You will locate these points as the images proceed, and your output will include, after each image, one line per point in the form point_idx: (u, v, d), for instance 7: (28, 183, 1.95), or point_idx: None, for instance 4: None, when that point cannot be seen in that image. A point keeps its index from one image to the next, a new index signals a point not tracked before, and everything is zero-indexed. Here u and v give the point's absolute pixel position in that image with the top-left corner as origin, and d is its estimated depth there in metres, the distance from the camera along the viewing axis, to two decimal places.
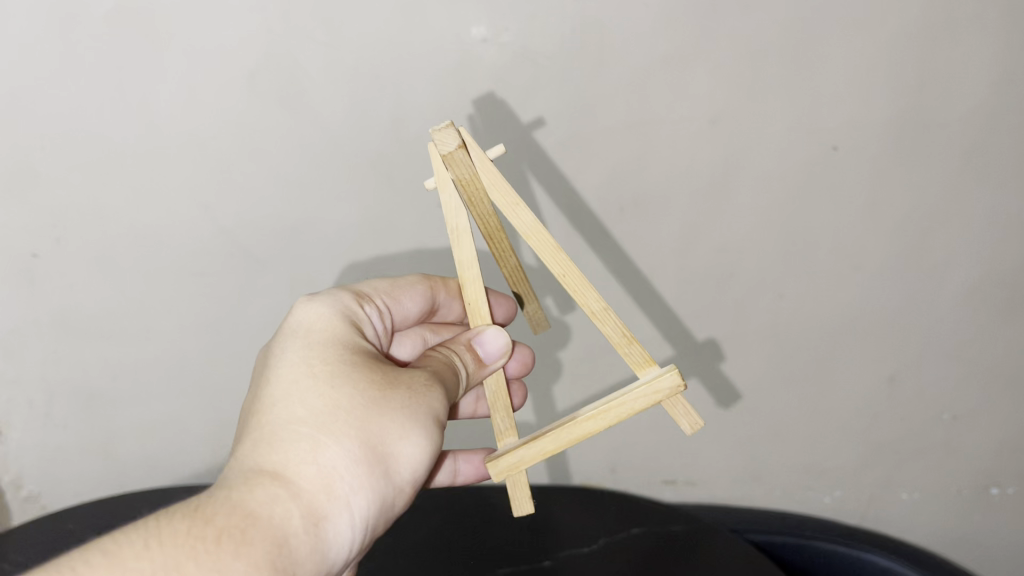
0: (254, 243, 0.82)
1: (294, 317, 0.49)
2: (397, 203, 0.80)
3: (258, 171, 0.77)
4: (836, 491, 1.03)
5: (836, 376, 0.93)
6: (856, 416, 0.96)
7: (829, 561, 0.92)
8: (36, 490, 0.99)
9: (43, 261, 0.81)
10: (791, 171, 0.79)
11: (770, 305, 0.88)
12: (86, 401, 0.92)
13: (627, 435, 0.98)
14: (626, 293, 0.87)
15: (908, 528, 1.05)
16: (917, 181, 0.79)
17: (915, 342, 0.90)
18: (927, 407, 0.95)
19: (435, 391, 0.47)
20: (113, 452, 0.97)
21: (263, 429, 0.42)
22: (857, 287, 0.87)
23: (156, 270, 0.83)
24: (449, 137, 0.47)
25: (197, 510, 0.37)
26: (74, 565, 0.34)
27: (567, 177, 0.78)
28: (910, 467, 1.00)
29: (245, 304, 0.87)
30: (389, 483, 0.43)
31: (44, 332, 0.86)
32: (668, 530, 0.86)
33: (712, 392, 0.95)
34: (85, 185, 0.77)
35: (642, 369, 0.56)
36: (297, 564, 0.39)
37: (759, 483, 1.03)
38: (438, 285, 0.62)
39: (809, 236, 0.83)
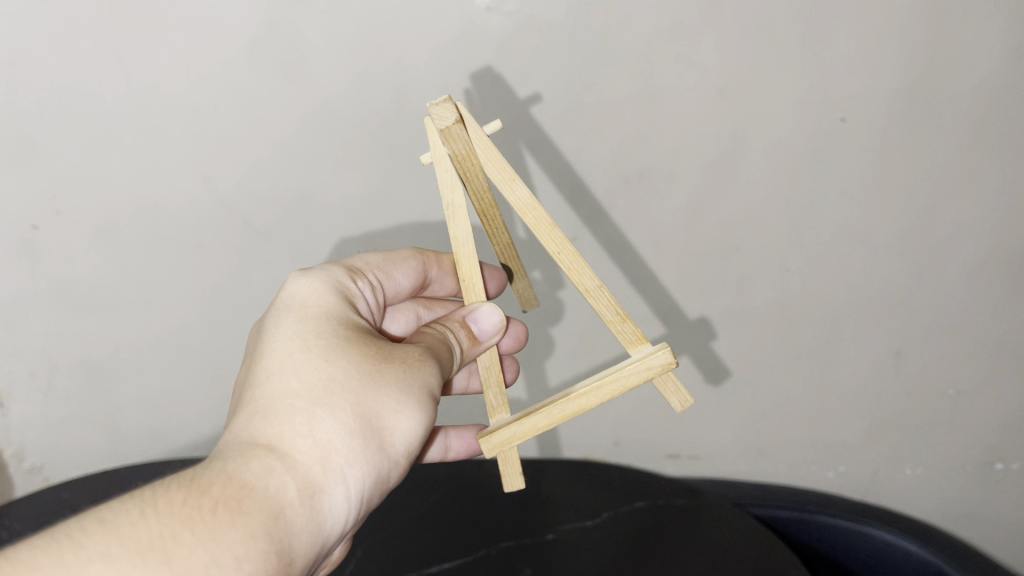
0: (255, 213, 0.82)
1: (286, 292, 0.49)
2: (399, 174, 0.80)
3: (260, 142, 0.76)
4: (840, 466, 1.03)
5: (842, 352, 0.93)
6: (861, 390, 0.96)
7: (832, 535, 0.91)
8: (39, 461, 0.99)
9: (43, 232, 0.81)
10: (796, 143, 0.77)
11: (776, 278, 0.87)
12: (88, 373, 0.92)
13: (630, 409, 0.98)
14: (630, 268, 0.86)
15: (912, 503, 1.05)
16: (927, 152, 0.78)
17: (921, 318, 0.90)
18: (933, 384, 0.94)
19: (429, 366, 0.46)
20: (115, 424, 0.98)
21: (256, 402, 0.42)
22: (861, 261, 0.86)
23: (157, 242, 0.83)
24: (447, 112, 0.46)
25: (191, 480, 0.37)
26: (71, 531, 0.34)
27: (571, 149, 0.77)
28: (915, 442, 0.99)
29: (247, 278, 0.87)
30: (383, 458, 0.43)
31: (45, 303, 0.86)
32: (670, 505, 0.86)
33: (716, 367, 0.94)
34: (85, 156, 0.76)
35: (635, 347, 0.56)
36: (293, 536, 0.38)
37: (763, 457, 1.03)
38: (431, 260, 0.61)
39: (815, 211, 0.82)
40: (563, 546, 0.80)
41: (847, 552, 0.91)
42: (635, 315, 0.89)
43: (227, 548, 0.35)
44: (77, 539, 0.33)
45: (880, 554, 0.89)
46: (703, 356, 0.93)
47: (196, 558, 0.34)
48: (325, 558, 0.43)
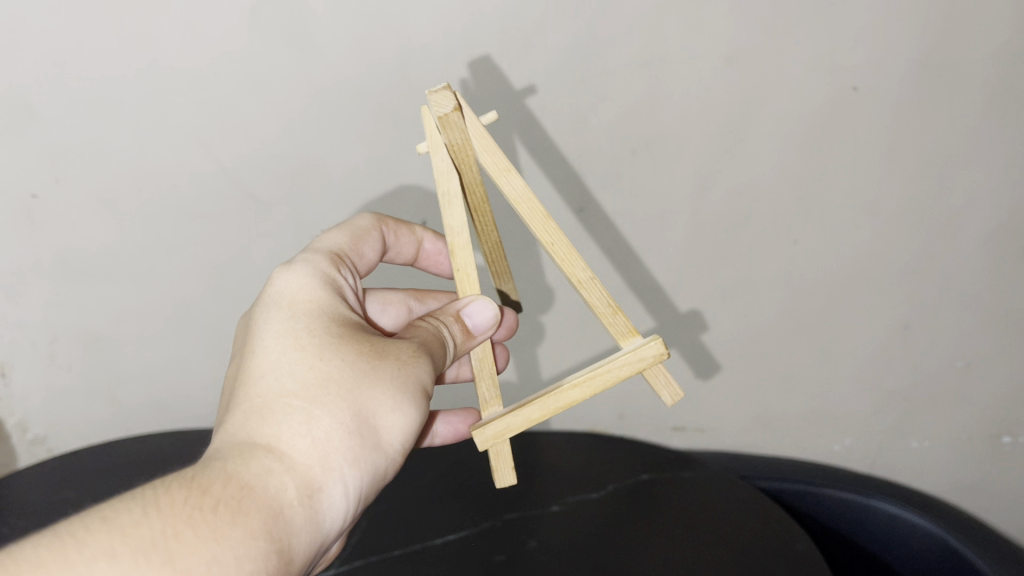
0: (258, 184, 0.80)
1: (275, 286, 0.48)
2: (401, 146, 0.78)
3: (261, 111, 0.75)
4: (846, 439, 1.02)
5: (850, 324, 0.92)
6: (869, 362, 0.95)
7: (838, 509, 0.92)
8: (42, 432, 1.00)
9: (42, 202, 0.80)
10: (808, 114, 0.76)
11: (784, 250, 0.86)
12: (90, 344, 0.92)
13: (635, 381, 0.98)
14: (637, 240, 0.85)
15: (918, 477, 1.05)
16: (941, 121, 0.76)
17: (930, 291, 0.88)
18: (940, 356, 0.94)
19: (423, 361, 0.45)
20: (118, 395, 0.98)
21: (251, 401, 0.41)
22: (871, 233, 0.84)
23: (157, 214, 0.82)
24: (446, 101, 0.45)
25: (191, 481, 0.37)
26: (74, 530, 0.33)
27: (578, 119, 0.75)
28: (921, 415, 0.99)
29: (249, 252, 0.86)
30: (382, 455, 0.43)
31: (46, 274, 0.85)
32: (675, 478, 0.86)
33: (723, 341, 0.94)
34: (84, 124, 0.75)
35: (625, 339, 0.55)
36: (293, 536, 0.38)
37: (768, 430, 1.03)
38: (389, 225, 0.58)
39: (826, 182, 0.81)
40: (570, 518, 0.80)
41: (852, 525, 0.92)
42: (641, 288, 0.88)
43: (229, 549, 0.35)
44: (80, 538, 0.33)
45: (886, 526, 0.90)
46: (709, 329, 0.92)
47: (198, 558, 0.34)
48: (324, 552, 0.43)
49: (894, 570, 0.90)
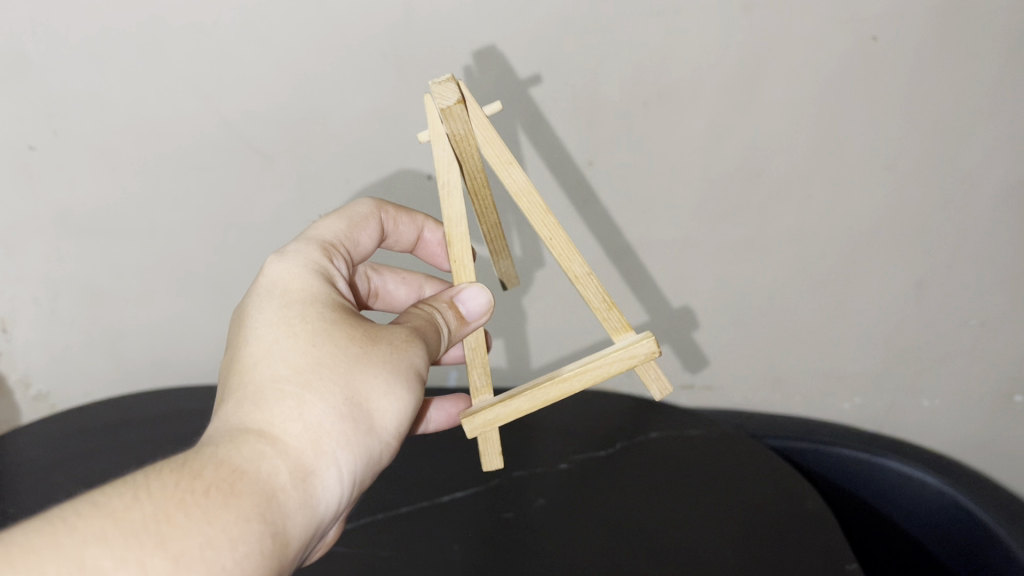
0: (262, 139, 0.78)
1: (266, 276, 0.46)
2: (404, 102, 0.76)
3: (260, 63, 0.72)
4: (856, 398, 1.02)
5: (862, 283, 0.90)
6: (880, 322, 0.94)
7: (846, 466, 0.92)
8: (45, 387, 1.00)
9: (39, 154, 0.78)
10: (825, 66, 0.73)
11: (797, 206, 0.84)
12: (92, 300, 0.92)
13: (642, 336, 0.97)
14: (645, 195, 0.83)
15: (929, 436, 1.04)
16: (963, 73, 0.73)
17: (947, 249, 0.86)
18: (955, 315, 0.92)
19: (416, 346, 0.45)
20: (121, 350, 0.98)
21: (243, 389, 0.40)
22: (888, 188, 0.82)
23: (153, 171, 0.80)
24: (449, 93, 0.42)
25: (182, 465, 0.36)
26: (64, 514, 0.32)
27: (587, 71, 0.73)
28: (933, 374, 0.98)
29: (250, 211, 0.84)
30: (375, 438, 0.42)
31: (46, 228, 0.84)
32: (683, 435, 0.85)
33: (732, 295, 0.93)
34: (79, 74, 0.73)
35: (619, 334, 0.53)
36: (287, 519, 0.37)
37: (779, 388, 1.02)
38: (389, 211, 0.57)
39: (842, 137, 0.78)
40: (579, 475, 0.80)
41: (862, 483, 0.92)
42: (650, 243, 0.87)
43: (222, 531, 0.34)
44: (71, 521, 0.32)
45: (895, 485, 0.90)
46: (719, 284, 0.91)
47: (191, 541, 0.33)
48: (321, 537, 0.42)
49: (906, 528, 0.90)
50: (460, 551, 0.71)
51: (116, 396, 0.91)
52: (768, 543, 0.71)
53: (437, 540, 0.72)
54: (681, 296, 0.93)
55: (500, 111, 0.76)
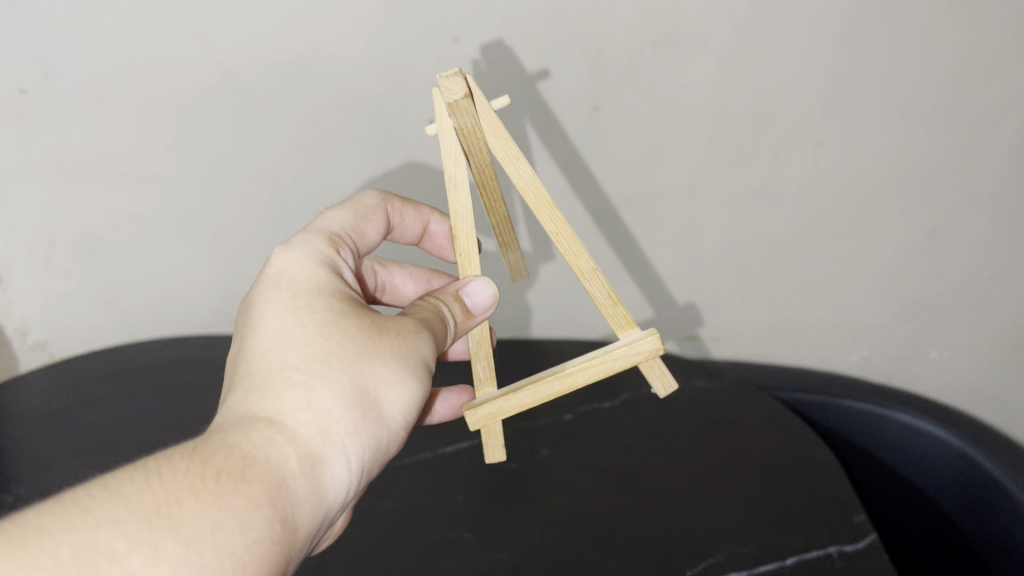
0: (259, 83, 0.75)
1: (272, 266, 0.46)
2: (403, 48, 0.73)
3: (256, 4, 0.69)
4: (863, 349, 1.01)
5: (871, 234, 0.89)
6: (891, 273, 0.93)
7: (851, 418, 0.95)
8: (42, 336, 1.00)
9: (30, 98, 0.76)
10: (842, 7, 0.70)
11: (808, 154, 0.82)
12: (87, 248, 0.90)
13: (648, 287, 0.96)
14: (652, 144, 0.81)
15: (938, 387, 1.04)
16: (986, 16, 0.70)
17: (960, 199, 0.85)
18: (966, 266, 0.91)
19: (424, 337, 0.44)
20: (118, 299, 0.97)
21: (252, 377, 0.40)
22: (903, 135, 0.80)
23: (149, 120, 0.78)
24: (457, 87, 0.41)
25: (192, 450, 0.35)
26: (76, 496, 0.31)
27: (596, 14, 0.70)
28: (943, 324, 0.97)
29: (245, 157, 0.82)
30: (384, 429, 0.41)
31: (40, 174, 0.82)
32: (691, 390, 0.85)
33: (742, 246, 0.91)
34: (70, 14, 0.70)
35: (624, 331, 0.52)
36: (297, 506, 0.37)
37: (787, 338, 1.02)
38: (395, 202, 0.56)
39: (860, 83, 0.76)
40: (583, 426, 0.80)
41: (865, 433, 0.95)
42: (658, 195, 0.86)
43: (232, 516, 0.34)
44: (84, 504, 0.31)
45: (898, 435, 0.93)
46: (727, 235, 0.90)
47: (202, 524, 0.32)
48: (329, 527, 0.41)
49: (909, 476, 0.93)
50: (463, 502, 0.71)
51: (108, 353, 0.89)
52: (777, 497, 0.70)
53: (439, 492, 0.72)
54: (687, 248, 0.91)
55: (501, 57, 0.73)
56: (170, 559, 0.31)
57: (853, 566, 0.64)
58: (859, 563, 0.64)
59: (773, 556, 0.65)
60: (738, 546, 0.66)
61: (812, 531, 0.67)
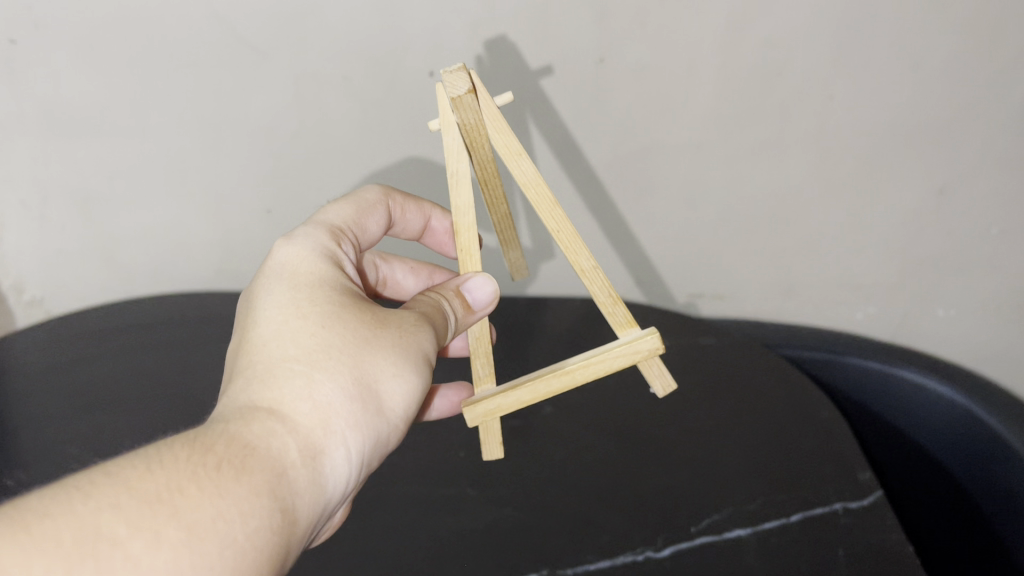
0: (253, 29, 0.67)
1: (273, 259, 0.44)
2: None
3: None
4: (871, 306, 1.00)
5: (887, 194, 0.87)
6: (901, 218, 0.89)
7: (861, 377, 0.91)
8: (40, 294, 0.88)
9: (22, 50, 0.66)
10: None
11: (818, 107, 0.77)
12: (82, 204, 0.80)
13: (654, 262, 0.95)
14: (657, 100, 0.75)
15: (942, 343, 1.03)
16: None
17: (970, 150, 0.82)
18: (977, 223, 0.89)
19: (425, 330, 0.43)
20: (118, 257, 0.86)
21: (252, 369, 0.38)
22: (914, 88, 0.77)
23: (142, 74, 0.69)
24: (461, 82, 0.41)
25: (191, 437, 0.33)
26: (78, 482, 0.29)
27: None
28: (950, 289, 0.97)
29: (243, 112, 0.73)
30: (384, 422, 0.40)
31: (28, 124, 0.72)
32: (700, 348, 0.78)
33: (760, 213, 0.89)
34: None
35: (623, 329, 0.53)
36: (298, 497, 0.35)
37: (792, 298, 1.00)
38: (395, 196, 0.54)
39: (870, 69, 0.75)
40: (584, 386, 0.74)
41: (874, 398, 0.91)
42: (679, 162, 0.82)
43: (235, 504, 0.32)
44: (83, 488, 0.29)
45: (905, 402, 0.88)
46: (740, 209, 0.88)
47: (205, 513, 0.30)
48: (326, 521, 0.40)
49: (914, 442, 0.88)
50: (465, 458, 0.65)
51: (101, 309, 0.82)
52: (783, 453, 0.64)
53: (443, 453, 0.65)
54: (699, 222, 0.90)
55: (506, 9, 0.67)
56: (174, 547, 0.29)
57: (859, 523, 0.58)
58: (867, 520, 0.58)
59: (777, 513, 0.59)
60: (743, 502, 0.60)
61: (818, 488, 0.61)
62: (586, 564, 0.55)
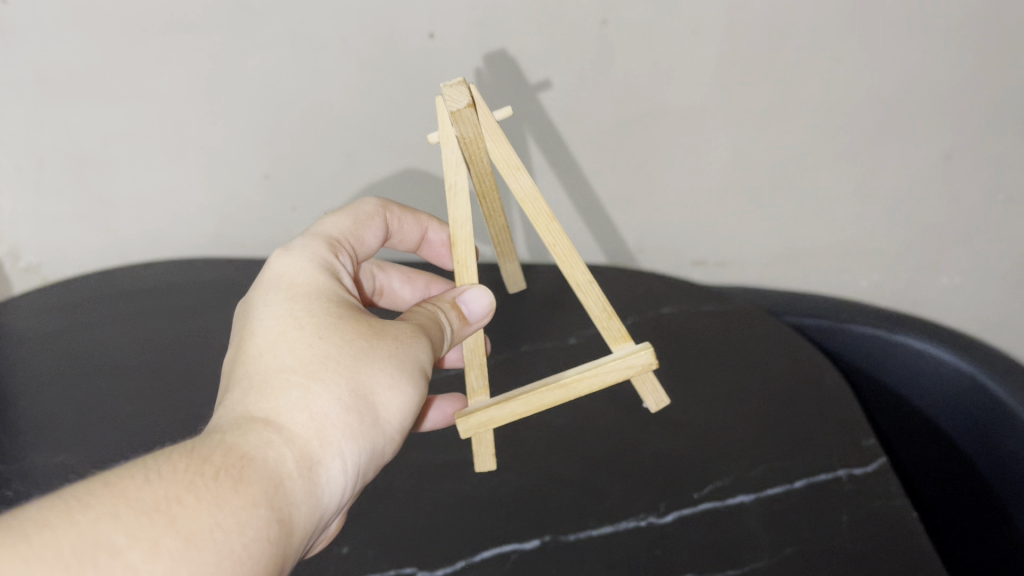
0: None
1: (270, 271, 0.44)
2: None
3: None
4: (875, 274, 0.91)
5: (895, 148, 0.77)
6: (901, 178, 0.80)
7: (868, 346, 0.82)
8: (37, 261, 0.86)
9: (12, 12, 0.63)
10: None
11: (826, 72, 0.70)
12: (77, 169, 0.76)
13: (642, 225, 0.86)
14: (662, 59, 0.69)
15: (949, 313, 0.94)
16: None
17: (987, 100, 0.72)
18: (987, 182, 0.79)
19: (421, 341, 0.43)
20: (114, 224, 0.82)
21: (249, 380, 0.38)
22: (922, 48, 0.69)
23: (133, 35, 0.65)
24: (460, 97, 0.41)
25: (188, 448, 0.33)
26: (76, 492, 0.29)
27: None
28: (956, 254, 0.87)
29: (237, 74, 0.68)
30: (379, 433, 0.40)
31: (26, 91, 0.69)
32: (697, 313, 0.73)
33: (759, 169, 0.79)
34: None
35: (616, 344, 0.53)
36: (294, 507, 0.35)
37: (796, 264, 0.91)
38: (392, 208, 0.54)
39: (871, 21, 0.66)
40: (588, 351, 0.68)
41: (878, 362, 0.82)
42: (676, 113, 0.74)
43: (232, 514, 0.32)
44: (82, 497, 0.29)
45: (911, 364, 0.79)
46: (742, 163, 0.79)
47: (203, 522, 0.30)
48: (322, 530, 0.41)
49: (918, 406, 0.80)
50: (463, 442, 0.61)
51: (113, 275, 0.81)
52: (784, 417, 0.61)
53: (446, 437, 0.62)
54: (691, 175, 0.80)
55: None
56: (172, 556, 0.29)
57: (862, 489, 0.55)
58: (870, 486, 0.55)
59: (781, 478, 0.56)
60: (746, 469, 0.57)
61: (822, 453, 0.58)
62: (586, 529, 0.53)
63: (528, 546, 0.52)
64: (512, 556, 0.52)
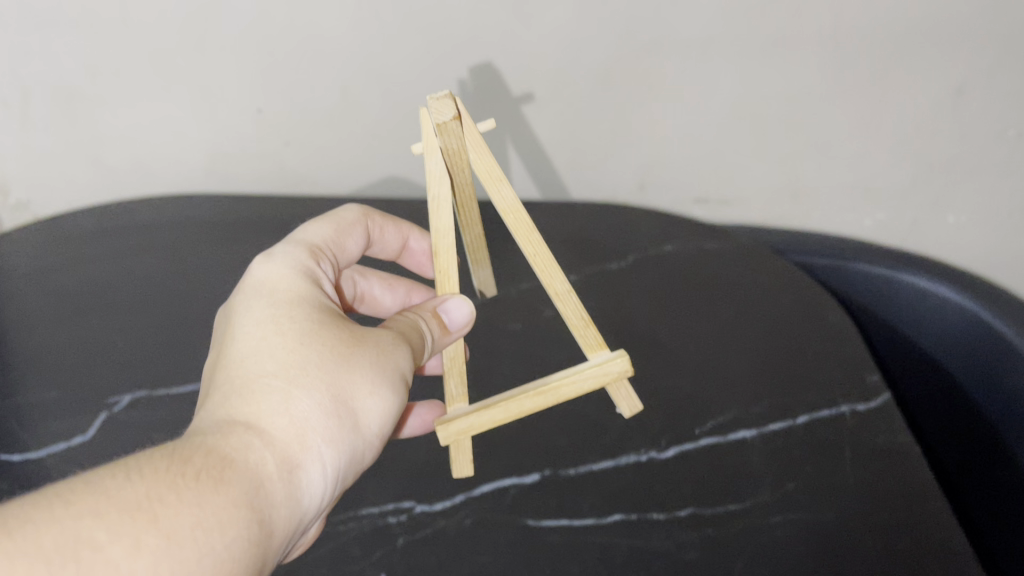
0: None
1: (252, 275, 0.44)
2: None
3: None
4: (880, 212, 0.82)
5: (896, 80, 0.69)
6: (905, 120, 0.73)
7: (874, 286, 0.79)
8: (24, 199, 0.82)
9: None
10: None
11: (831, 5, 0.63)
12: (62, 100, 0.72)
13: (617, 165, 0.79)
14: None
15: (956, 258, 0.85)
16: None
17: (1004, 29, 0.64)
18: (993, 119, 0.71)
19: (402, 349, 0.43)
20: (102, 159, 0.78)
21: (230, 382, 0.39)
22: None
23: None
24: (446, 109, 0.42)
25: (169, 450, 0.34)
26: (58, 487, 0.30)
27: None
28: (965, 188, 0.78)
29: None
30: (359, 438, 0.40)
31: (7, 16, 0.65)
32: (702, 252, 0.70)
33: (749, 100, 0.72)
34: None
35: (592, 351, 0.53)
36: (273, 509, 0.35)
37: (799, 202, 0.82)
38: (375, 217, 0.55)
39: None
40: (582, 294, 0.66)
41: (885, 302, 0.79)
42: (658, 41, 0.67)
43: (212, 514, 0.32)
44: (67, 496, 0.29)
45: (915, 304, 0.77)
46: (732, 96, 0.72)
47: (184, 520, 0.31)
48: (302, 535, 0.41)
49: (921, 345, 0.77)
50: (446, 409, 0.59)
51: (100, 207, 0.78)
52: (787, 355, 0.60)
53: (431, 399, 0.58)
54: (671, 105, 0.73)
55: None
56: (152, 555, 0.29)
57: (864, 428, 0.54)
58: (874, 420, 0.54)
59: (781, 414, 0.55)
60: (747, 404, 0.56)
61: (822, 388, 0.57)
62: (586, 464, 0.54)
63: (528, 480, 0.53)
64: (511, 490, 0.53)
